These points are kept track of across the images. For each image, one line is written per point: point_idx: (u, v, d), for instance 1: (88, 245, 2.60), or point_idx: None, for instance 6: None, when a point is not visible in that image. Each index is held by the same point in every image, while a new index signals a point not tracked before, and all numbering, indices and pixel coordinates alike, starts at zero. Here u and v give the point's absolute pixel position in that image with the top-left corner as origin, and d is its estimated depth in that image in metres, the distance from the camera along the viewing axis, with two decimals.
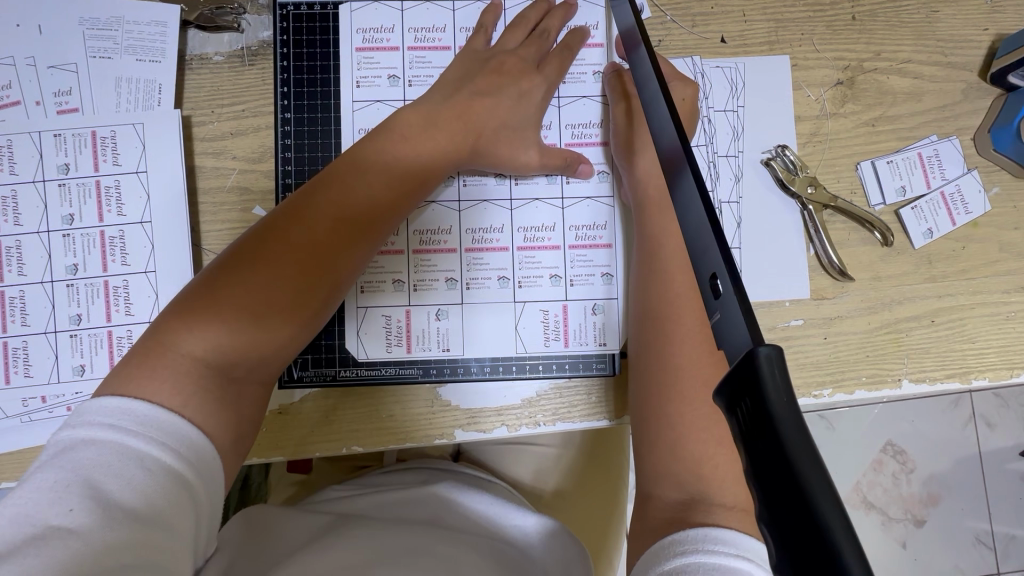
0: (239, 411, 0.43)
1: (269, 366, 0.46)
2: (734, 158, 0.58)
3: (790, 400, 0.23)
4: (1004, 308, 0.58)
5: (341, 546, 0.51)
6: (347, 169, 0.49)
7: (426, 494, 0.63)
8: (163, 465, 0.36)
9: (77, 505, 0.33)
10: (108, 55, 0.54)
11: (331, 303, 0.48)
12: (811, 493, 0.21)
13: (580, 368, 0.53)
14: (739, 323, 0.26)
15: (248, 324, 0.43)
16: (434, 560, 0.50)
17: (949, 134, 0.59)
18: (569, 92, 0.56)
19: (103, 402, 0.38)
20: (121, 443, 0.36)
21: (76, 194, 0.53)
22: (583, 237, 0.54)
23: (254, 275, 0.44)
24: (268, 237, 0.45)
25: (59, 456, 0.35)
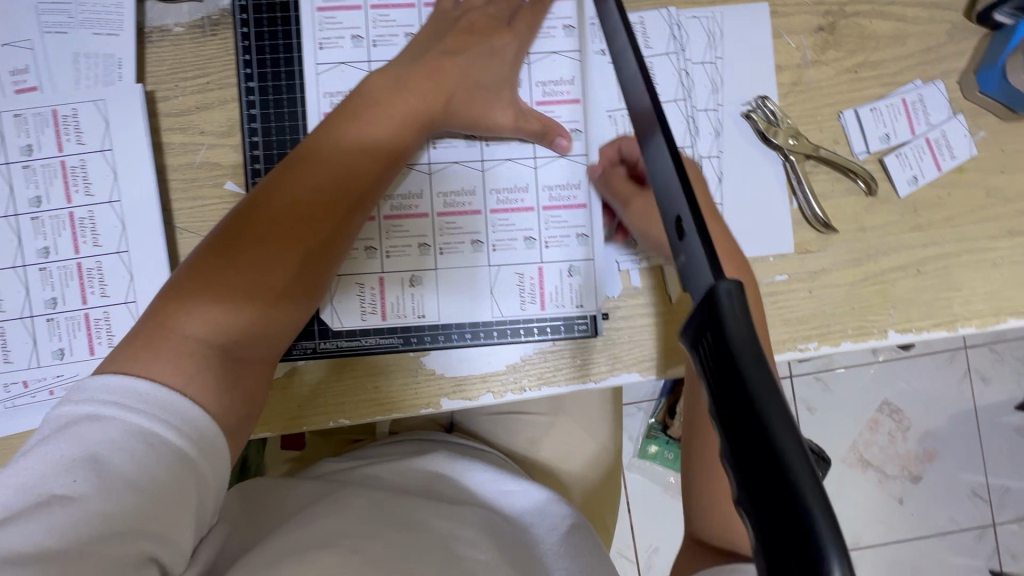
0: (247, 388, 0.43)
1: (274, 343, 0.46)
2: (713, 112, 0.57)
3: (749, 331, 0.22)
4: (992, 254, 0.57)
5: (335, 512, 0.50)
6: (324, 139, 0.47)
7: (421, 466, 0.63)
8: (165, 443, 0.36)
9: (80, 476, 0.34)
10: (64, 30, 0.52)
11: (327, 275, 0.48)
12: (770, 420, 0.20)
13: (561, 330, 0.53)
14: (703, 266, 0.25)
15: (248, 302, 0.43)
16: (428, 531, 0.50)
17: (933, 78, 0.57)
18: (540, 48, 0.54)
19: (105, 378, 0.38)
20: (126, 420, 0.36)
21: (41, 175, 0.52)
22: (557, 197, 0.53)
23: (246, 253, 0.44)
24: (258, 212, 0.45)
25: (63, 431, 0.36)
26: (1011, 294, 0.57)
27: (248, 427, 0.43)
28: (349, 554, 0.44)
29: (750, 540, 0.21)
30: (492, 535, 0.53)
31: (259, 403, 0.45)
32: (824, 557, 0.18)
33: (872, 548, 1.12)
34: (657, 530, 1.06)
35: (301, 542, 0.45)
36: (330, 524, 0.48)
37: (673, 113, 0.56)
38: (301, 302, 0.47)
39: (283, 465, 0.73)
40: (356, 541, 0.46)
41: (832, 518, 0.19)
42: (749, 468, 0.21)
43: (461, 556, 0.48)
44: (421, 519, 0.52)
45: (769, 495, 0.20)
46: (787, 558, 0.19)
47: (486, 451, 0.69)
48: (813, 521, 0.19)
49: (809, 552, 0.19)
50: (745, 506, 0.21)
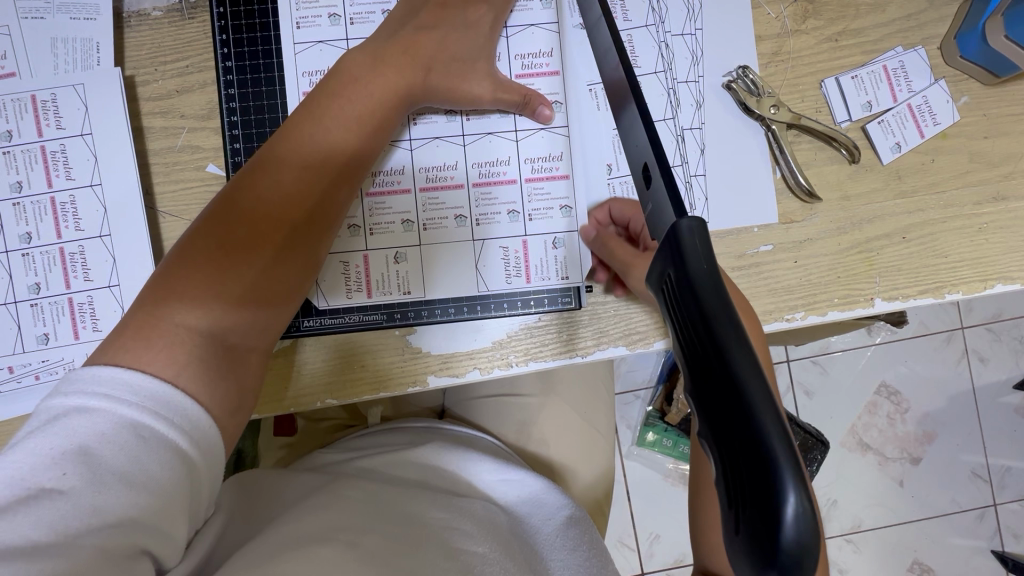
0: (241, 373, 0.43)
1: (268, 328, 0.46)
2: (693, 83, 0.57)
3: (709, 264, 0.22)
4: (977, 220, 0.56)
5: (330, 505, 0.49)
6: (303, 122, 0.47)
7: (416, 458, 0.62)
8: (159, 436, 0.36)
9: (69, 469, 0.33)
10: (41, 15, 0.52)
11: (317, 255, 0.48)
12: (728, 346, 0.21)
13: (546, 303, 0.53)
14: (665, 204, 0.27)
15: (240, 286, 0.43)
16: (426, 525, 0.50)
17: (914, 45, 0.57)
18: (517, 21, 0.54)
19: (96, 369, 0.37)
20: (118, 413, 0.36)
21: (22, 161, 0.52)
22: (540, 169, 0.53)
23: (234, 236, 0.44)
24: (244, 193, 0.45)
25: (52, 423, 0.35)
26: (997, 260, 0.56)
27: (244, 415, 0.43)
28: (346, 549, 0.43)
29: (716, 470, 0.21)
30: (490, 530, 0.53)
31: (256, 388, 0.45)
32: (777, 475, 0.18)
33: (872, 530, 1.12)
34: (655, 516, 1.05)
35: (296, 535, 0.44)
36: (325, 518, 0.47)
37: (654, 85, 0.56)
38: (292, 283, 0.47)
39: (275, 452, 0.73)
40: (352, 535, 0.45)
41: (787, 439, 0.19)
42: (707, 396, 0.21)
43: (460, 551, 0.48)
44: (420, 513, 0.51)
45: (726, 420, 0.20)
46: (745, 485, 0.19)
47: (480, 438, 0.68)
48: (767, 440, 0.19)
49: (764, 471, 0.18)
50: (708, 438, 0.21)
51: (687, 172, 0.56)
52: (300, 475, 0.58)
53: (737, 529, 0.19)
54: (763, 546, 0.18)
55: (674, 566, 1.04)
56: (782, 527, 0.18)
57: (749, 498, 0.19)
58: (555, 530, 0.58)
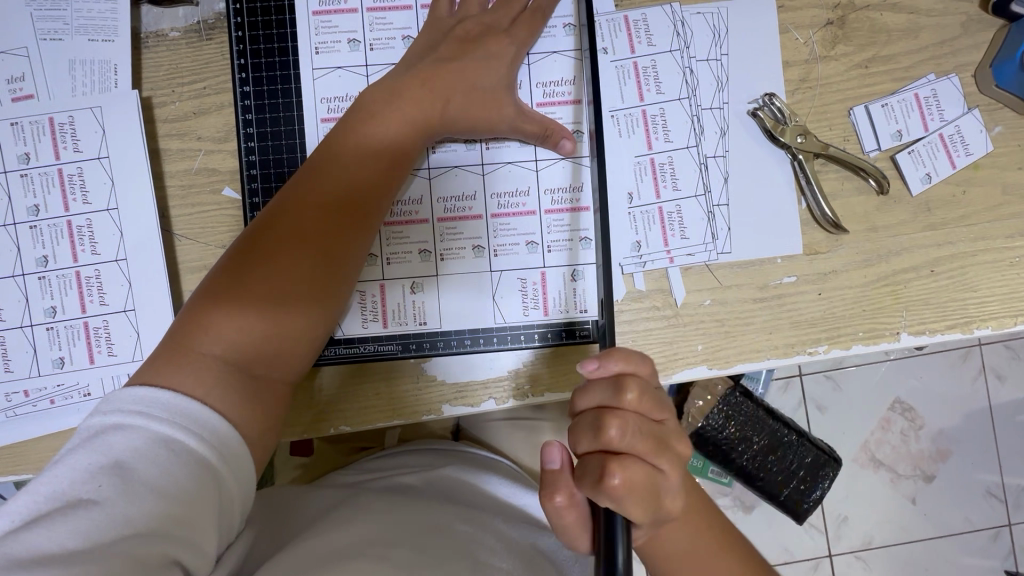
0: (264, 402, 0.43)
1: (292, 359, 0.46)
2: (719, 110, 0.55)
3: None
4: (1008, 253, 0.55)
5: (356, 521, 0.49)
6: (325, 157, 0.47)
7: (436, 476, 0.62)
8: (189, 450, 0.37)
9: (105, 481, 0.35)
10: (59, 36, 0.52)
11: (341, 285, 0.47)
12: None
13: (563, 336, 0.52)
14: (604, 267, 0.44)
15: (264, 319, 0.44)
16: (451, 537, 0.49)
17: (947, 72, 0.55)
18: (540, 47, 0.53)
19: (133, 390, 0.39)
20: (151, 429, 0.37)
21: (39, 183, 0.51)
22: (559, 200, 0.52)
23: (257, 270, 0.44)
24: (268, 224, 0.46)
25: (92, 440, 0.37)
26: None
27: (272, 438, 0.44)
28: (378, 562, 0.43)
29: None
30: (512, 544, 0.52)
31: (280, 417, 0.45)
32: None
33: (883, 548, 1.10)
34: None
35: (325, 551, 0.44)
36: (353, 534, 0.47)
37: (677, 113, 0.55)
38: (315, 315, 0.46)
39: (287, 470, 0.73)
40: (381, 549, 0.45)
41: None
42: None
43: (484, 563, 0.48)
44: (444, 524, 0.51)
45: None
46: None
47: (495, 461, 0.67)
48: None
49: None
50: None
51: (710, 202, 0.55)
52: (319, 490, 0.58)
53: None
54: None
55: None
56: None
57: None
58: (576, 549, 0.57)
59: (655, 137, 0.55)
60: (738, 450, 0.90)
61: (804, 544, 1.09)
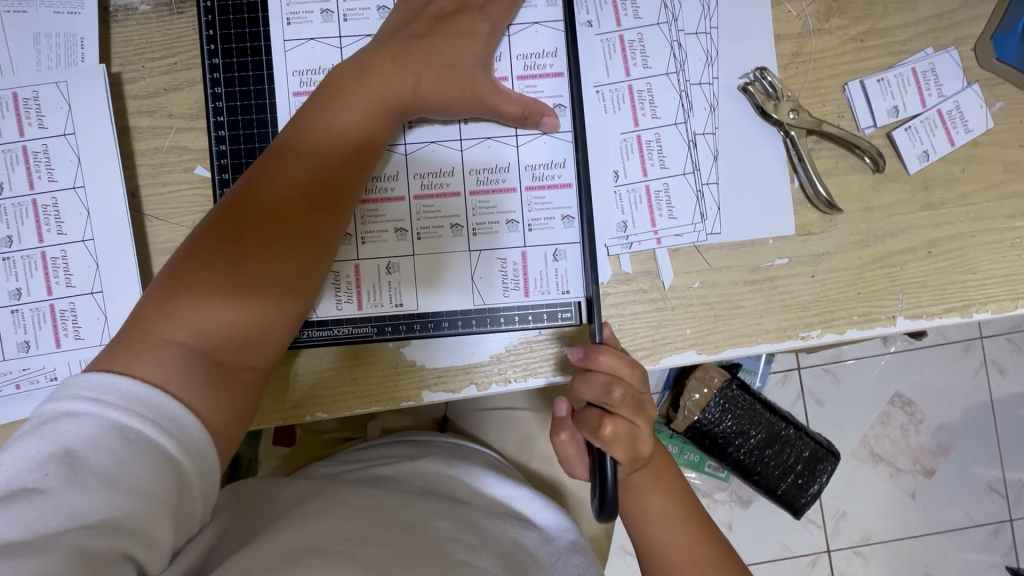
0: (228, 390, 0.42)
1: (260, 347, 0.44)
2: (708, 85, 0.53)
3: None
4: (1009, 234, 0.53)
5: (330, 516, 0.47)
6: (293, 138, 0.46)
7: (418, 468, 0.60)
8: (144, 438, 0.36)
9: (52, 470, 0.34)
10: (23, 8, 0.50)
11: (312, 270, 0.46)
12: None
13: (545, 318, 0.50)
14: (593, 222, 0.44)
15: (231, 307, 0.42)
16: (428, 535, 0.47)
17: (946, 46, 0.53)
18: (522, 19, 0.51)
19: (87, 376, 0.37)
20: (104, 416, 0.36)
21: (3, 161, 0.50)
22: (541, 177, 0.51)
23: (223, 255, 0.43)
24: (232, 208, 0.44)
25: (41, 427, 0.35)
26: None
27: (241, 426, 0.43)
28: (346, 561, 0.41)
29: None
30: (493, 542, 0.50)
31: (247, 405, 0.43)
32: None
33: (881, 544, 1.08)
34: None
35: (292, 546, 0.42)
36: (322, 529, 0.45)
37: (664, 87, 0.53)
38: (283, 302, 0.44)
39: (270, 459, 0.72)
40: (352, 546, 0.43)
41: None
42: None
43: (462, 562, 0.46)
44: (421, 520, 0.49)
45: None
46: None
47: (480, 452, 0.66)
48: None
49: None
50: None
51: (699, 180, 0.53)
52: (295, 483, 0.56)
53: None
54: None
55: None
56: None
57: None
58: (562, 549, 0.55)
59: (642, 114, 0.53)
60: (735, 444, 0.88)
61: (801, 539, 1.07)
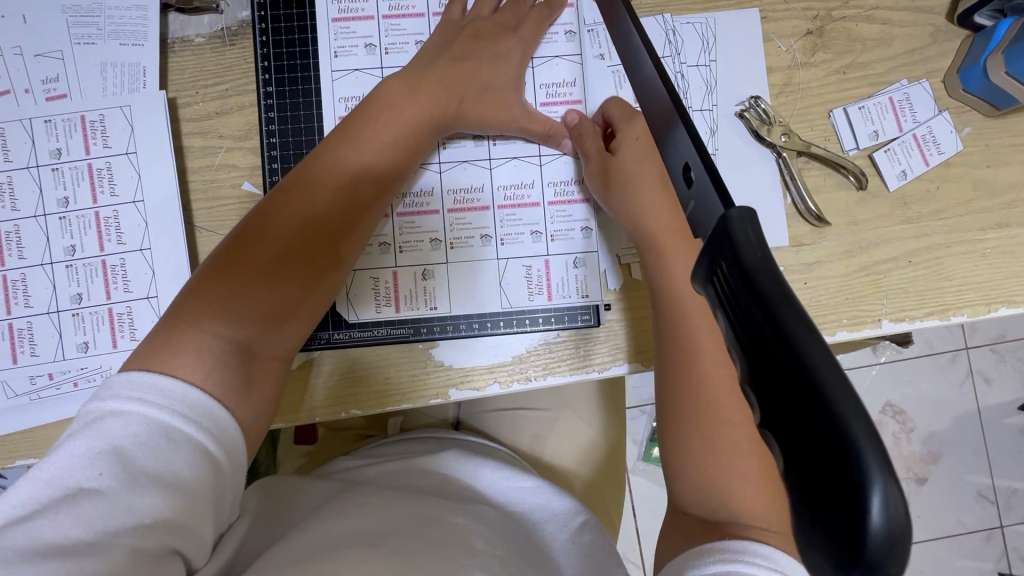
0: (258, 383, 0.46)
1: (287, 342, 0.49)
2: (708, 112, 0.60)
3: (764, 254, 0.21)
4: (980, 245, 0.58)
5: (353, 513, 0.50)
6: (337, 147, 0.50)
7: (431, 467, 0.63)
8: (186, 436, 0.39)
9: (105, 469, 0.36)
10: (92, 41, 0.55)
11: (338, 276, 0.51)
12: (806, 353, 0.19)
13: (565, 320, 0.55)
14: (713, 203, 0.26)
15: (267, 298, 0.47)
16: (446, 529, 0.50)
17: (918, 78, 0.60)
18: (543, 52, 0.57)
19: (130, 376, 0.40)
20: (148, 415, 0.39)
21: (69, 177, 0.54)
22: (561, 193, 0.56)
23: (262, 249, 0.47)
24: (276, 208, 0.49)
25: (89, 426, 0.38)
26: (1001, 285, 0.58)
27: (265, 420, 0.47)
28: (373, 550, 0.45)
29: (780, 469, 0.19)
30: (503, 534, 0.54)
31: (272, 396, 0.48)
32: (863, 468, 0.17)
33: None
34: None
35: (320, 541, 0.45)
36: (351, 524, 0.48)
37: None
38: (311, 302, 0.50)
39: (296, 459, 0.75)
40: (376, 538, 0.47)
41: (887, 458, 0.17)
42: (786, 410, 0.19)
43: (478, 549, 0.49)
44: (438, 516, 0.53)
45: (818, 449, 0.18)
46: (816, 482, 0.18)
47: (495, 448, 0.70)
48: (852, 438, 0.17)
49: (847, 467, 0.17)
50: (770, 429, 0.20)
51: None
52: (323, 480, 0.59)
53: (811, 519, 0.18)
54: (844, 556, 0.17)
55: None
56: (860, 522, 0.16)
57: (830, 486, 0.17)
58: (569, 534, 0.59)
59: None
60: None
61: None
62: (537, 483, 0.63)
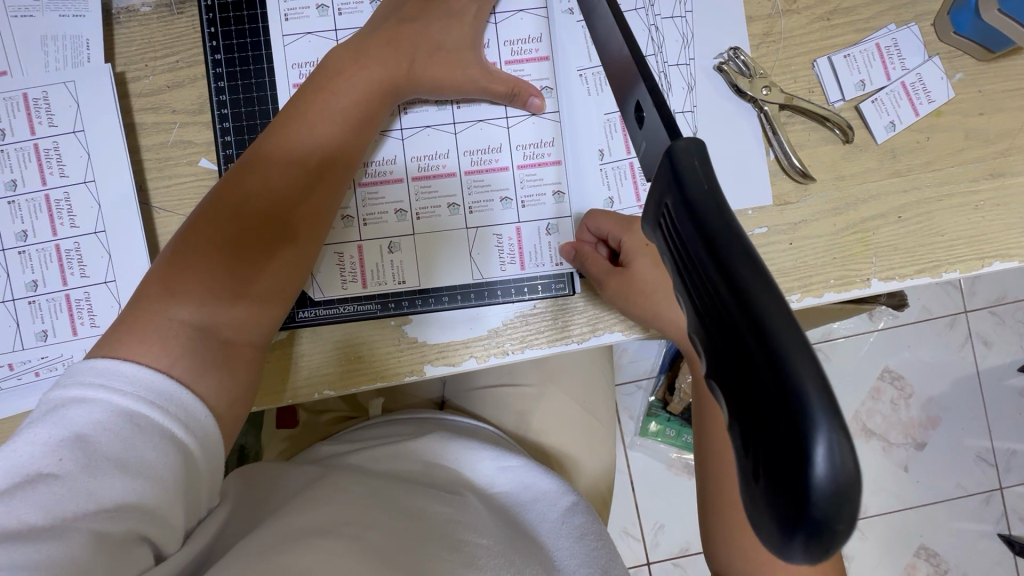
0: (234, 368, 0.44)
1: (263, 327, 0.46)
2: (685, 66, 0.57)
3: (709, 185, 0.19)
4: (973, 197, 0.56)
5: (332, 501, 0.48)
6: (291, 118, 0.48)
7: (417, 450, 0.61)
8: (151, 422, 0.37)
9: (66, 455, 0.35)
10: (30, 13, 0.52)
11: (306, 253, 0.49)
12: (750, 288, 0.17)
13: (540, 289, 0.53)
14: (664, 141, 0.23)
15: (228, 279, 0.44)
16: (429, 520, 0.49)
17: (907, 22, 0.57)
18: (506, 7, 0.54)
19: (93, 363, 0.39)
20: (111, 402, 0.37)
21: (16, 159, 0.52)
22: (531, 156, 0.53)
23: (220, 229, 0.45)
24: (232, 184, 0.46)
25: (51, 413, 0.37)
26: (995, 238, 0.56)
27: (243, 407, 0.44)
28: (349, 542, 0.43)
29: (729, 424, 0.18)
30: (489, 521, 0.53)
31: (253, 383, 0.45)
32: (806, 414, 0.15)
33: (877, 514, 1.11)
34: (658, 505, 1.05)
35: (297, 527, 0.43)
36: (328, 511, 0.46)
37: None
38: (279, 281, 0.47)
39: (281, 445, 0.74)
40: (354, 528, 0.45)
41: (836, 401, 0.15)
42: (728, 357, 0.17)
43: (463, 541, 0.48)
44: (420, 505, 0.51)
45: (759, 397, 0.16)
46: (762, 434, 0.16)
47: (482, 429, 0.68)
48: (796, 379, 0.15)
49: (789, 416, 0.15)
50: (718, 381, 0.18)
51: None
52: (304, 464, 0.58)
53: (754, 474, 0.16)
54: (786, 514, 0.15)
55: (680, 554, 1.04)
56: (805, 474, 0.15)
57: (773, 435, 0.15)
58: (560, 515, 0.58)
59: None
60: None
61: None
62: (523, 463, 0.62)
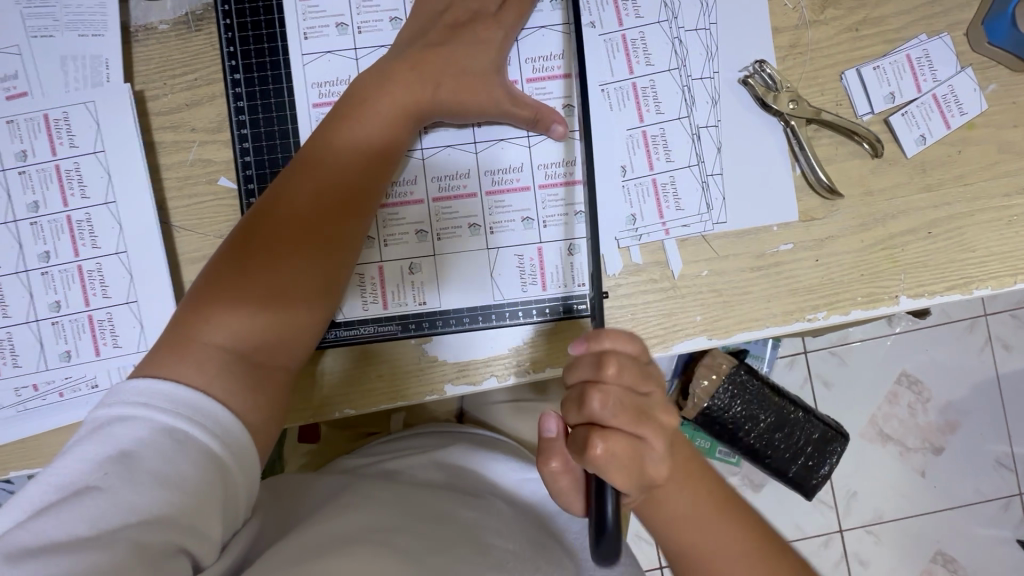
0: (266, 389, 0.44)
1: (294, 349, 0.46)
2: (709, 80, 0.55)
3: None
4: (1006, 212, 0.54)
5: (361, 511, 0.47)
6: (322, 140, 0.48)
7: (441, 460, 0.61)
8: (191, 438, 0.38)
9: (110, 470, 0.36)
10: (50, 33, 0.52)
11: (339, 275, 0.48)
12: None
13: (562, 311, 0.52)
14: None
15: (262, 304, 0.44)
16: (460, 527, 0.49)
17: (938, 31, 0.55)
18: (533, 22, 0.53)
19: (134, 381, 0.39)
20: (153, 419, 0.38)
21: (36, 180, 0.52)
22: (552, 175, 0.53)
23: (255, 253, 0.45)
24: (266, 208, 0.46)
25: (97, 431, 0.37)
26: None
27: (275, 426, 0.44)
28: (383, 548, 0.42)
29: None
30: (518, 530, 0.52)
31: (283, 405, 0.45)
32: None
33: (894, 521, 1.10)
34: None
35: (328, 538, 0.42)
36: (359, 521, 0.45)
37: (668, 84, 0.55)
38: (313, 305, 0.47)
39: (299, 457, 0.74)
40: (388, 535, 0.44)
41: None
42: None
43: (492, 549, 0.48)
44: (449, 514, 0.51)
45: None
46: None
47: (503, 440, 0.68)
48: None
49: None
50: None
51: (703, 172, 0.55)
52: (327, 476, 0.57)
53: None
54: None
55: None
56: None
57: None
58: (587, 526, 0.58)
59: (647, 109, 0.55)
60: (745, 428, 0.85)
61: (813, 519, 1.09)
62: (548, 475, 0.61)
